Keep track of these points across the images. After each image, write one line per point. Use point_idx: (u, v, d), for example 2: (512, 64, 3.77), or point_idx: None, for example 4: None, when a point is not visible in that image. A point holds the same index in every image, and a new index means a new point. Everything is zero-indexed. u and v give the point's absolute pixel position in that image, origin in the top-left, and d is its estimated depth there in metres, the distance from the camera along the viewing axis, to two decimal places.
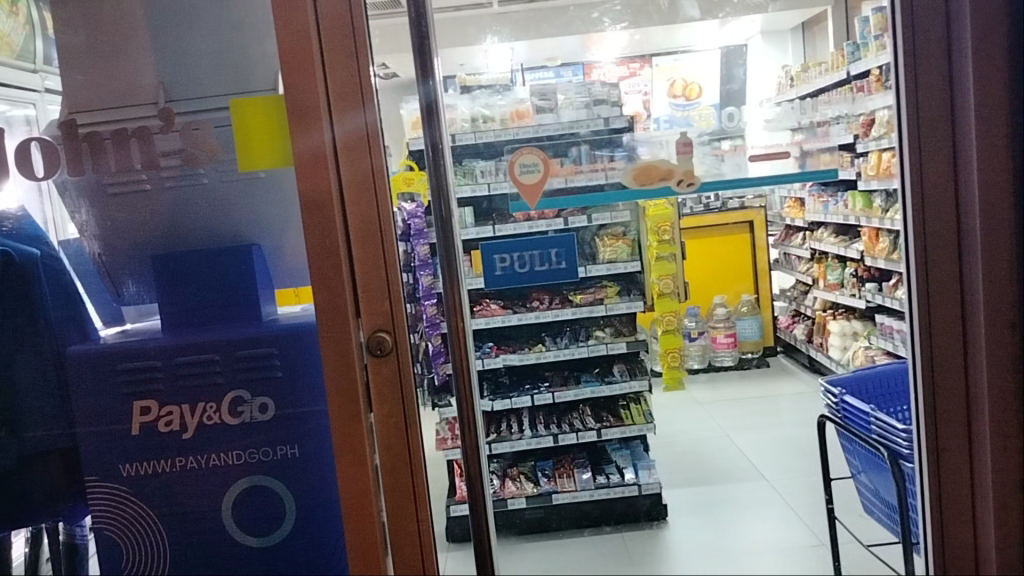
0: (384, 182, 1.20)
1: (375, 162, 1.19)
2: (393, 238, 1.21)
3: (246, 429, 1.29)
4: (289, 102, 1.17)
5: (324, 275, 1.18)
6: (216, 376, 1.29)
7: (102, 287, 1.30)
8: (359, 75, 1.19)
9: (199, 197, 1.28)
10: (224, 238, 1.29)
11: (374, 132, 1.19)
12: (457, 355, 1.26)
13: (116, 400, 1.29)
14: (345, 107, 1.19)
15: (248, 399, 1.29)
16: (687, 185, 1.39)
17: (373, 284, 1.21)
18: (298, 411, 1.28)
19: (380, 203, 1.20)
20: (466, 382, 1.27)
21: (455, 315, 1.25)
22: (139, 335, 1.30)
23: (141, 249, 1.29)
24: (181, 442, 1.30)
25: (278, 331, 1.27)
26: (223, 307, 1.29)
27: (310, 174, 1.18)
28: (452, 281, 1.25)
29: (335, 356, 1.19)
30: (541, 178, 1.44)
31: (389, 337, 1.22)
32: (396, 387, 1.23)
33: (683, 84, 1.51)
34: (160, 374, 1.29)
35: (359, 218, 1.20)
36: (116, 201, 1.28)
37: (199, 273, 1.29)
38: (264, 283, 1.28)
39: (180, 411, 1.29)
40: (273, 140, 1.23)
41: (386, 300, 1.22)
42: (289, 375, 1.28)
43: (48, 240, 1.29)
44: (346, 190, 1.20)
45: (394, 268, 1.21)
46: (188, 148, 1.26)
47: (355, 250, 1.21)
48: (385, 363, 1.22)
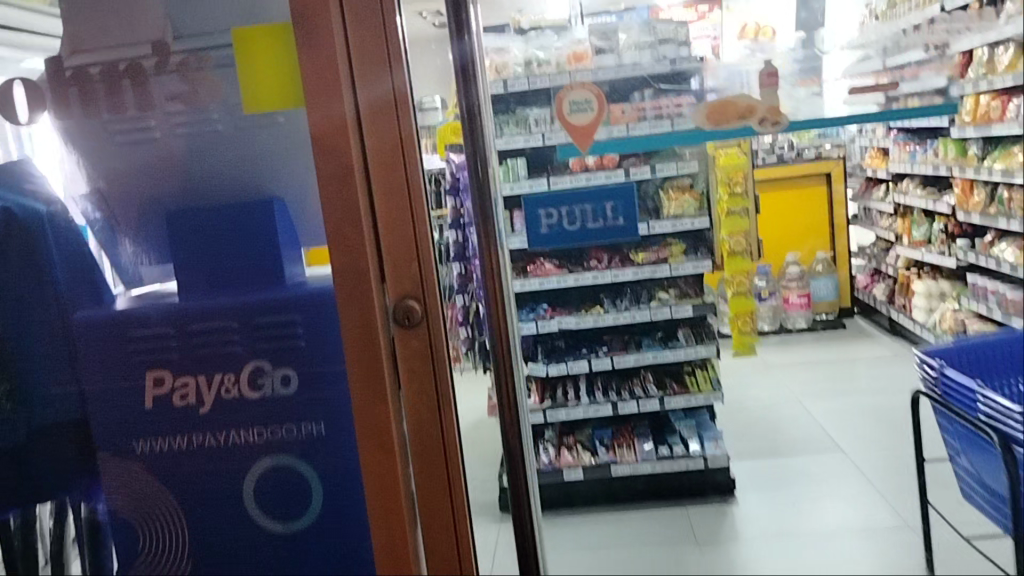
0: (410, 133, 1.06)
1: (400, 113, 1.05)
2: (422, 192, 1.06)
3: (267, 404, 1.16)
4: (301, 50, 1.03)
5: (342, 232, 1.05)
6: (234, 345, 1.16)
7: (116, 246, 1.17)
8: (384, 16, 1.03)
9: (211, 143, 1.15)
10: (242, 190, 1.16)
11: (400, 79, 1.05)
12: (495, 316, 1.22)
13: (127, 371, 1.18)
14: (368, 54, 1.04)
15: (269, 370, 1.16)
16: (772, 124, 1.14)
17: (399, 248, 1.07)
18: (323, 382, 1.14)
19: (407, 158, 1.06)
20: (502, 342, 1.25)
21: (494, 271, 1.21)
22: (155, 300, 1.17)
23: (155, 204, 1.17)
24: (198, 416, 1.18)
25: (300, 296, 1.14)
26: (244, 267, 1.16)
27: (327, 131, 1.04)
28: (490, 242, 1.21)
29: (356, 330, 1.06)
30: (595, 118, 1.23)
31: (419, 306, 1.07)
32: (427, 363, 1.08)
33: (757, 25, 1.22)
34: (174, 342, 1.17)
35: (381, 175, 1.06)
36: (125, 149, 1.16)
37: (216, 232, 1.16)
38: (288, 242, 1.14)
39: (196, 383, 1.17)
40: (287, 75, 1.10)
41: (415, 265, 1.07)
42: (312, 345, 1.14)
43: (56, 195, 1.18)
44: (368, 136, 1.05)
45: (424, 229, 1.07)
46: (201, 89, 1.13)
47: (379, 212, 1.06)
48: (413, 337, 1.08)
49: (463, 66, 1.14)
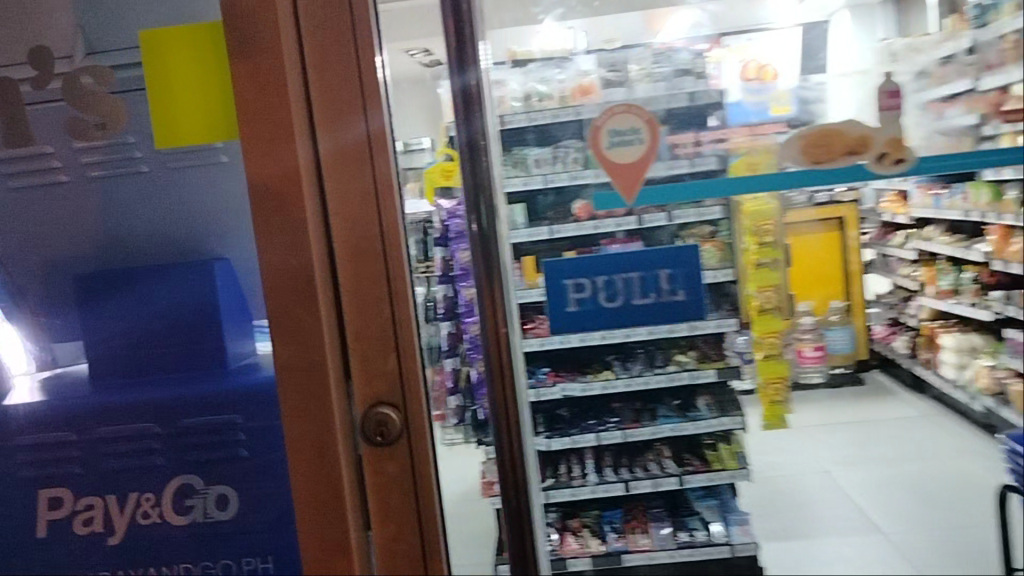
0: (388, 197, 0.83)
1: (376, 172, 0.83)
2: (399, 258, 0.83)
3: (199, 531, 0.88)
4: (243, 92, 0.81)
5: (288, 310, 0.82)
6: (155, 455, 0.88)
7: (14, 318, 0.90)
8: (358, 51, 0.82)
9: (133, 191, 0.89)
10: (172, 248, 0.89)
11: (378, 131, 0.83)
12: (504, 413, 0.86)
13: (13, 489, 0.89)
14: (334, 97, 0.82)
15: (200, 489, 0.88)
16: (895, 163, 0.85)
17: (372, 342, 0.84)
18: (270, 505, 0.87)
19: (384, 227, 0.83)
20: (510, 455, 0.87)
21: (502, 354, 0.85)
22: (61, 394, 0.89)
23: (60, 268, 0.90)
24: (106, 550, 0.89)
25: (245, 391, 0.87)
26: (177, 351, 0.89)
27: (272, 192, 0.82)
28: (493, 303, 0.85)
29: (310, 444, 0.83)
30: (645, 155, 0.86)
31: (397, 416, 0.84)
32: (408, 487, 0.85)
33: (757, 64, 0.85)
34: (76, 452, 0.88)
35: (350, 249, 0.83)
36: (26, 197, 0.90)
37: (139, 303, 0.89)
38: (230, 313, 0.87)
39: (105, 506, 0.89)
40: (205, 100, 0.84)
41: (392, 363, 0.84)
42: (259, 457, 0.87)
43: None
44: (331, 187, 0.83)
45: (405, 318, 0.84)
46: (109, 123, 0.87)
47: (344, 295, 0.84)
48: (389, 456, 0.85)
49: (466, 94, 0.83)
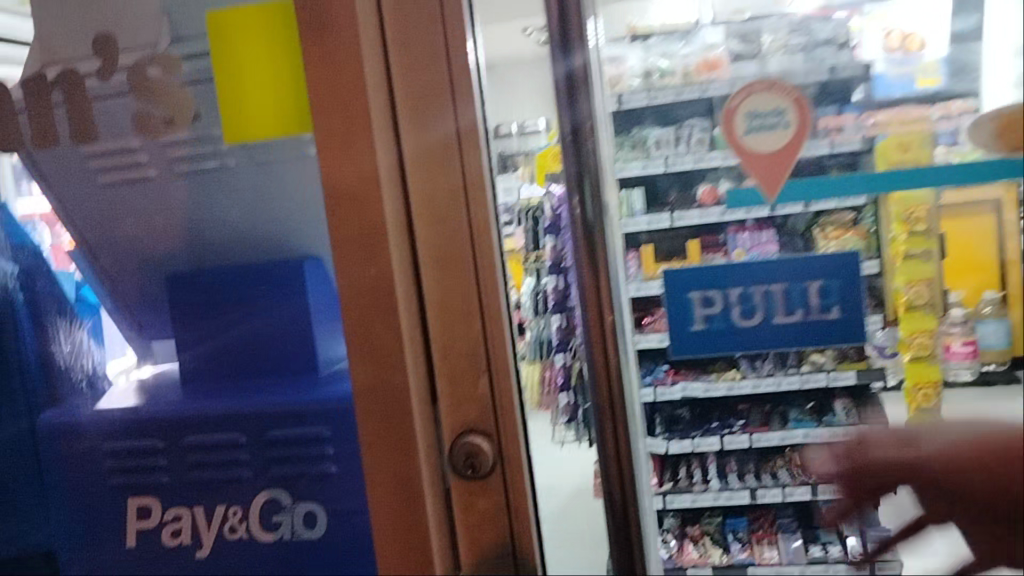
0: (479, 205, 0.77)
1: (466, 175, 0.76)
2: (490, 263, 0.77)
3: (285, 550, 0.83)
4: (319, 87, 0.75)
5: (366, 322, 0.76)
6: (241, 467, 0.83)
7: (113, 315, 0.85)
8: (446, 44, 0.75)
9: (221, 187, 0.83)
10: (263, 246, 0.83)
11: (468, 129, 0.76)
12: (611, 428, 0.79)
13: (102, 498, 0.86)
14: (419, 96, 0.76)
15: (287, 504, 0.83)
16: None
17: (461, 362, 0.79)
18: (358, 525, 0.81)
19: (474, 240, 0.77)
20: (620, 474, 0.79)
21: (613, 364, 0.78)
22: (159, 397, 0.85)
23: (152, 267, 0.85)
24: (193, 564, 0.85)
25: (334, 403, 0.80)
26: (269, 355, 0.83)
27: (349, 198, 0.75)
28: (601, 310, 0.77)
29: (393, 471, 0.77)
30: (792, 141, 0.72)
31: (488, 443, 0.79)
32: (500, 516, 0.80)
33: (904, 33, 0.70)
34: (163, 461, 0.85)
35: (436, 262, 0.78)
36: (114, 195, 0.85)
37: (230, 304, 0.84)
38: (323, 315, 0.81)
39: (192, 517, 0.85)
40: (279, 92, 0.78)
41: (483, 384, 0.79)
42: (348, 475, 0.81)
43: (37, 249, 0.86)
44: (416, 188, 0.77)
45: (497, 337, 0.78)
46: (178, 115, 0.82)
47: (430, 311, 0.79)
48: (480, 484, 0.80)
49: (570, 81, 0.75)
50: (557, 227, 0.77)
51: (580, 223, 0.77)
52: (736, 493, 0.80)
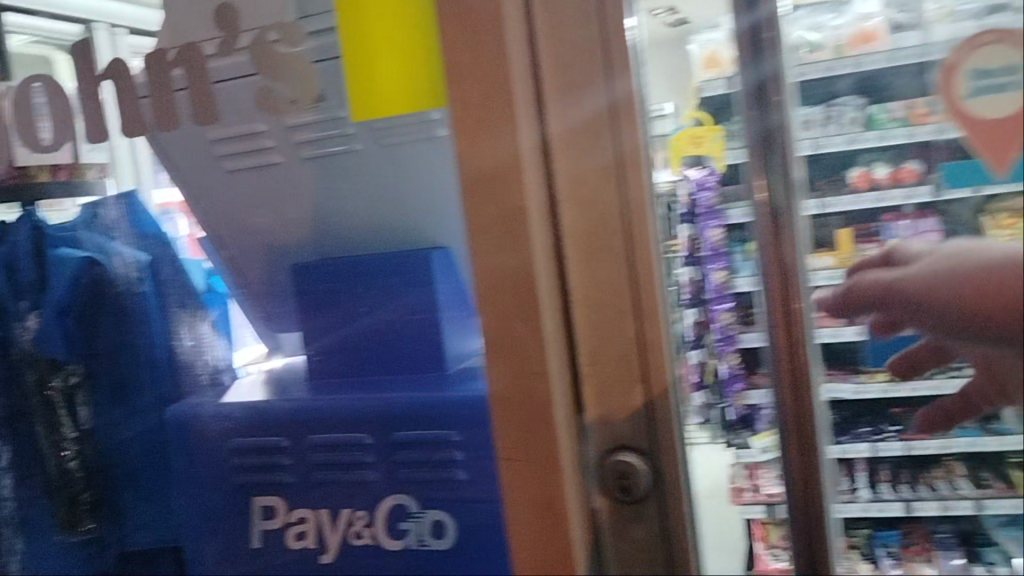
0: (634, 193, 0.69)
1: (618, 159, 0.70)
2: (649, 254, 0.70)
3: (412, 560, 0.78)
4: (457, 65, 0.68)
5: (507, 315, 0.69)
6: (366, 470, 0.79)
7: (242, 305, 0.82)
8: (601, 16, 0.69)
9: (348, 172, 0.79)
10: (392, 234, 0.78)
11: (622, 111, 0.69)
12: (800, 446, 0.69)
13: (228, 495, 0.84)
14: (571, 77, 0.71)
15: (414, 512, 0.78)
16: None
17: (613, 367, 0.73)
18: (490, 537, 0.75)
19: (630, 235, 0.70)
20: (805, 490, 0.70)
21: (799, 374, 0.68)
22: (288, 389, 0.81)
23: (280, 256, 0.82)
24: (320, 567, 0.82)
25: (465, 403, 0.75)
26: (397, 351, 0.78)
27: (486, 186, 0.69)
28: (788, 302, 0.68)
29: (533, 488, 0.71)
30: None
31: (642, 459, 0.73)
32: (659, 540, 0.74)
33: None
34: (288, 460, 0.81)
35: (586, 259, 0.72)
36: (242, 182, 0.82)
37: (356, 296, 0.79)
38: (454, 308, 0.75)
39: (317, 520, 0.81)
40: (415, 72, 0.74)
41: (638, 394, 0.72)
42: (478, 483, 0.75)
43: (166, 239, 0.85)
44: (564, 173, 0.71)
45: (654, 342, 0.70)
46: (302, 96, 0.78)
47: (579, 312, 0.73)
48: (635, 507, 0.74)
49: (746, 43, 0.66)
50: (700, 214, 0.69)
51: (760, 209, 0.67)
52: (886, 504, 0.66)
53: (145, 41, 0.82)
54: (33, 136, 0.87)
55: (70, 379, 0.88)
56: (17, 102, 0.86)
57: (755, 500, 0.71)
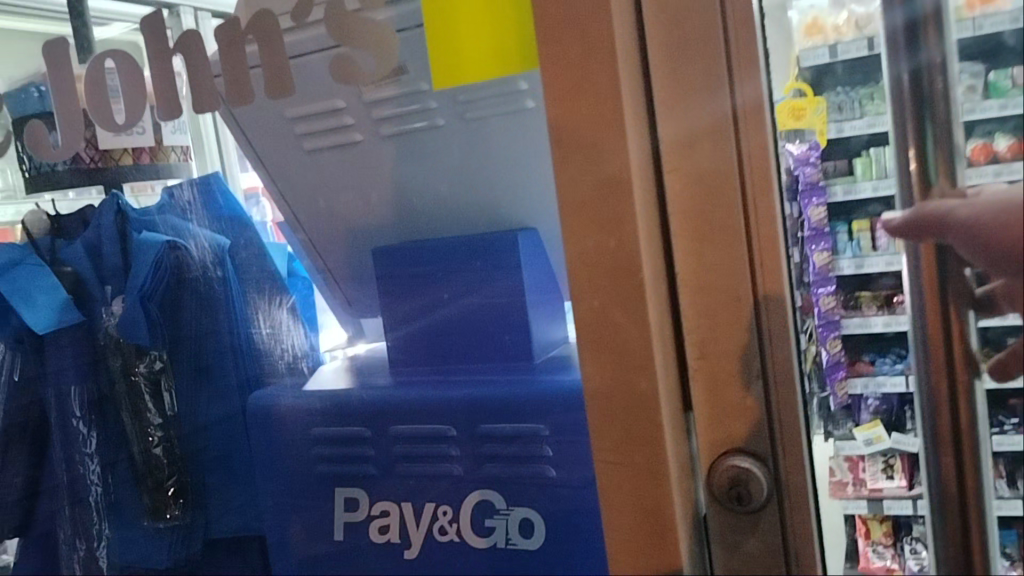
0: (754, 146, 0.57)
1: (735, 105, 0.57)
2: (768, 227, 0.58)
3: (500, 558, 0.74)
4: (556, 9, 0.57)
5: (604, 304, 0.58)
6: (450, 464, 0.75)
7: (325, 290, 0.86)
8: None
9: (433, 147, 0.75)
10: (481, 214, 0.77)
11: (744, 46, 0.57)
12: (958, 459, 0.56)
13: (311, 486, 0.81)
14: (683, 19, 0.58)
15: (502, 508, 0.73)
16: None
17: (726, 360, 0.59)
18: (582, 539, 0.70)
19: (749, 198, 0.58)
20: (959, 509, 0.57)
21: (960, 368, 0.55)
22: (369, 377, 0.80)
23: (361, 238, 0.81)
24: (402, 563, 0.78)
25: (553, 397, 0.69)
26: (482, 338, 0.76)
27: (587, 145, 0.57)
28: (943, 301, 0.55)
29: (638, 501, 0.59)
30: None
31: (760, 467, 0.60)
32: (778, 563, 0.61)
33: None
34: (371, 451, 0.78)
35: (692, 229, 0.59)
36: (323, 159, 0.79)
37: (438, 279, 0.77)
38: (537, 292, 0.72)
39: (401, 514, 0.78)
40: (488, 23, 0.63)
41: (756, 392, 0.59)
42: (570, 479, 0.70)
43: (248, 222, 0.87)
44: (671, 134, 0.59)
45: (777, 328, 0.58)
46: (379, 69, 0.72)
47: (682, 292, 0.60)
48: (750, 522, 0.60)
49: None
50: (802, 190, 0.58)
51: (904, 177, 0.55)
52: (1008, 502, 0.55)
53: (220, 14, 0.76)
54: (107, 118, 0.82)
55: (154, 365, 0.86)
56: (88, 81, 0.81)
57: (859, 495, 0.60)
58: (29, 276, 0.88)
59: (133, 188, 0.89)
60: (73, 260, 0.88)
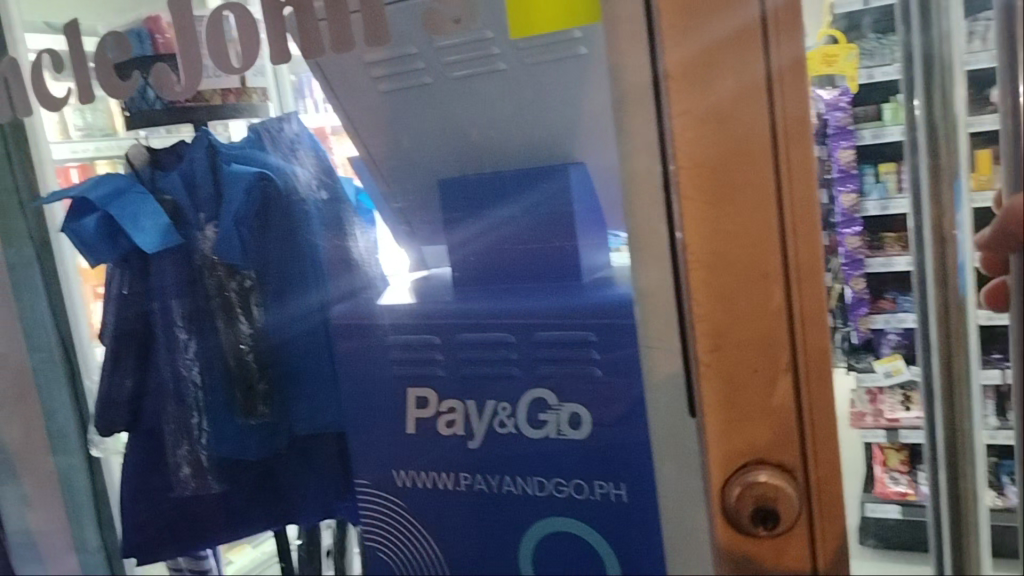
0: (792, 105, 0.62)
1: (768, 71, 0.61)
2: (796, 201, 0.62)
3: (554, 447, 0.86)
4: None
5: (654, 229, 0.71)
6: (511, 366, 0.87)
7: (390, 219, 0.91)
8: None
9: (493, 90, 0.83)
10: (535, 152, 0.85)
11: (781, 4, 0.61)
12: None
13: (386, 386, 0.93)
14: None
15: (554, 404, 0.85)
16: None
17: (751, 348, 0.64)
18: (624, 430, 0.81)
19: (784, 181, 0.62)
20: None
21: None
22: (435, 298, 0.89)
23: (427, 172, 0.89)
24: (466, 452, 0.90)
25: (603, 307, 0.79)
26: (541, 258, 0.85)
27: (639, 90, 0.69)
28: None
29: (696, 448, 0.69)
30: None
31: (784, 473, 0.65)
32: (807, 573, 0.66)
33: None
34: (440, 357, 0.90)
35: (716, 208, 0.62)
36: (390, 101, 0.87)
37: (502, 204, 0.87)
38: (586, 221, 0.80)
39: (465, 410, 0.90)
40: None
41: (784, 383, 0.64)
42: (612, 380, 0.80)
43: (320, 157, 0.94)
44: (701, 105, 0.61)
45: (806, 314, 0.64)
46: (452, 18, 0.81)
47: (699, 267, 0.63)
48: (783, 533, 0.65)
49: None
50: (832, 135, 0.70)
51: (1011, 106, 0.57)
52: None
53: None
54: (224, 62, 0.91)
55: (244, 283, 0.99)
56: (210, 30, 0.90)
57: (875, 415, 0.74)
58: (133, 203, 1.00)
59: (211, 125, 0.97)
60: (172, 189, 1.00)
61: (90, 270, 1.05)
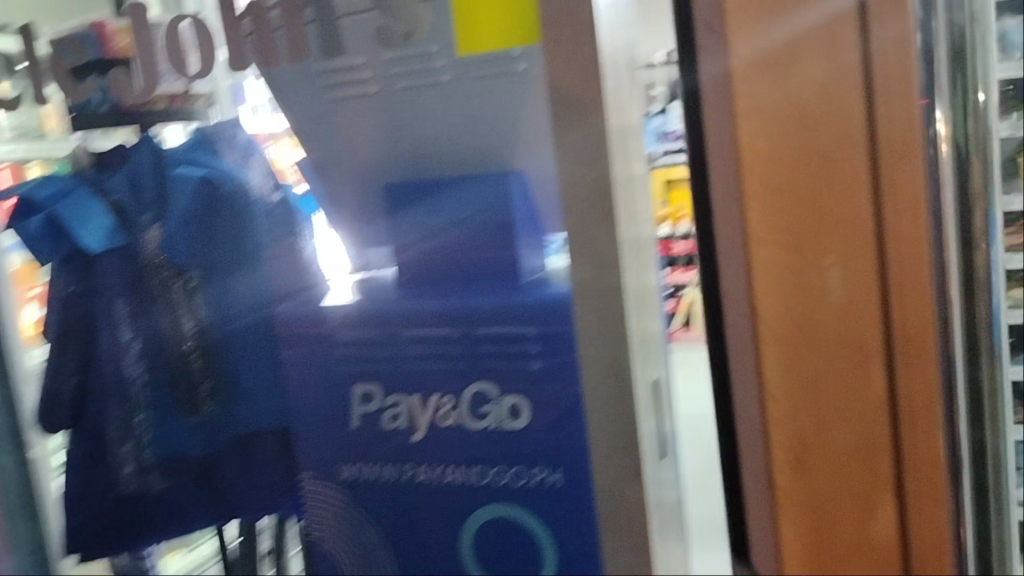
0: (907, 171, 0.69)
1: (875, 142, 0.69)
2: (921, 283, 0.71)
3: (494, 437, 0.91)
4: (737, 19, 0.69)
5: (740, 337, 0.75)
6: (453, 360, 0.91)
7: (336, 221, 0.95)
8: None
9: (434, 100, 0.88)
10: (475, 157, 0.89)
11: (894, 96, 0.68)
12: None
13: (331, 383, 0.97)
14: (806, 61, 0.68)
15: (495, 397, 0.90)
16: None
17: (837, 445, 0.73)
18: (561, 417, 0.87)
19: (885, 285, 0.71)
20: None
21: None
22: (380, 296, 0.92)
23: (372, 176, 0.93)
24: (409, 444, 0.95)
25: (538, 304, 0.85)
26: (480, 258, 0.90)
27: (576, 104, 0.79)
28: None
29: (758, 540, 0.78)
30: None
31: None
32: None
33: None
34: (385, 354, 0.94)
35: (801, 304, 0.71)
36: (338, 109, 0.91)
37: (442, 206, 0.91)
38: (523, 224, 0.86)
39: (409, 403, 0.94)
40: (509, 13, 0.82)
41: (882, 486, 0.74)
42: (549, 371, 0.87)
43: (264, 163, 0.96)
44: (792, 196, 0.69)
45: (919, 402, 0.73)
46: (402, 33, 0.86)
47: (782, 345, 0.73)
48: None
49: None
50: None
51: None
52: None
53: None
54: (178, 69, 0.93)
55: (189, 283, 1.01)
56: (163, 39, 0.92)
57: None
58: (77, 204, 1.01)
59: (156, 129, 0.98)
60: (116, 191, 1.01)
61: (26, 273, 1.05)
